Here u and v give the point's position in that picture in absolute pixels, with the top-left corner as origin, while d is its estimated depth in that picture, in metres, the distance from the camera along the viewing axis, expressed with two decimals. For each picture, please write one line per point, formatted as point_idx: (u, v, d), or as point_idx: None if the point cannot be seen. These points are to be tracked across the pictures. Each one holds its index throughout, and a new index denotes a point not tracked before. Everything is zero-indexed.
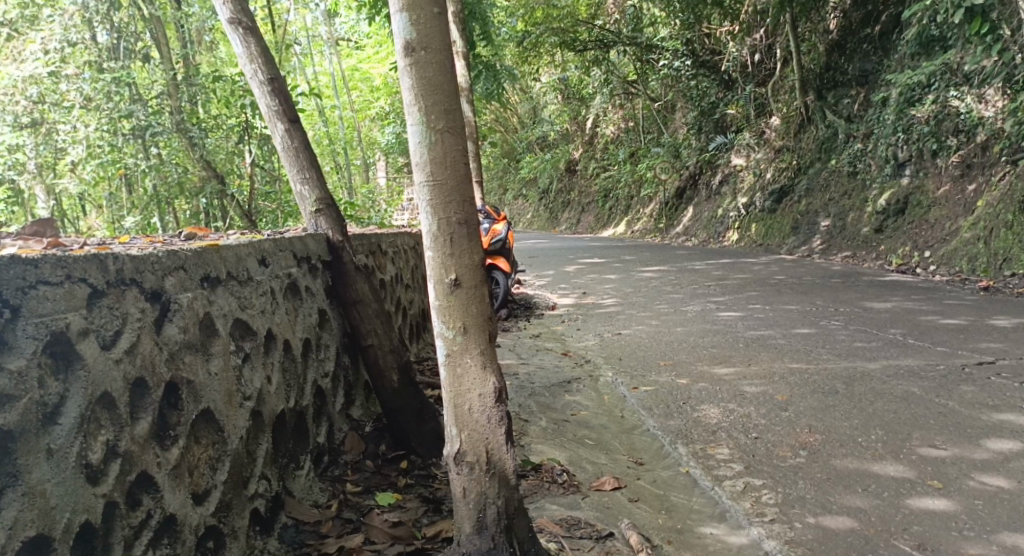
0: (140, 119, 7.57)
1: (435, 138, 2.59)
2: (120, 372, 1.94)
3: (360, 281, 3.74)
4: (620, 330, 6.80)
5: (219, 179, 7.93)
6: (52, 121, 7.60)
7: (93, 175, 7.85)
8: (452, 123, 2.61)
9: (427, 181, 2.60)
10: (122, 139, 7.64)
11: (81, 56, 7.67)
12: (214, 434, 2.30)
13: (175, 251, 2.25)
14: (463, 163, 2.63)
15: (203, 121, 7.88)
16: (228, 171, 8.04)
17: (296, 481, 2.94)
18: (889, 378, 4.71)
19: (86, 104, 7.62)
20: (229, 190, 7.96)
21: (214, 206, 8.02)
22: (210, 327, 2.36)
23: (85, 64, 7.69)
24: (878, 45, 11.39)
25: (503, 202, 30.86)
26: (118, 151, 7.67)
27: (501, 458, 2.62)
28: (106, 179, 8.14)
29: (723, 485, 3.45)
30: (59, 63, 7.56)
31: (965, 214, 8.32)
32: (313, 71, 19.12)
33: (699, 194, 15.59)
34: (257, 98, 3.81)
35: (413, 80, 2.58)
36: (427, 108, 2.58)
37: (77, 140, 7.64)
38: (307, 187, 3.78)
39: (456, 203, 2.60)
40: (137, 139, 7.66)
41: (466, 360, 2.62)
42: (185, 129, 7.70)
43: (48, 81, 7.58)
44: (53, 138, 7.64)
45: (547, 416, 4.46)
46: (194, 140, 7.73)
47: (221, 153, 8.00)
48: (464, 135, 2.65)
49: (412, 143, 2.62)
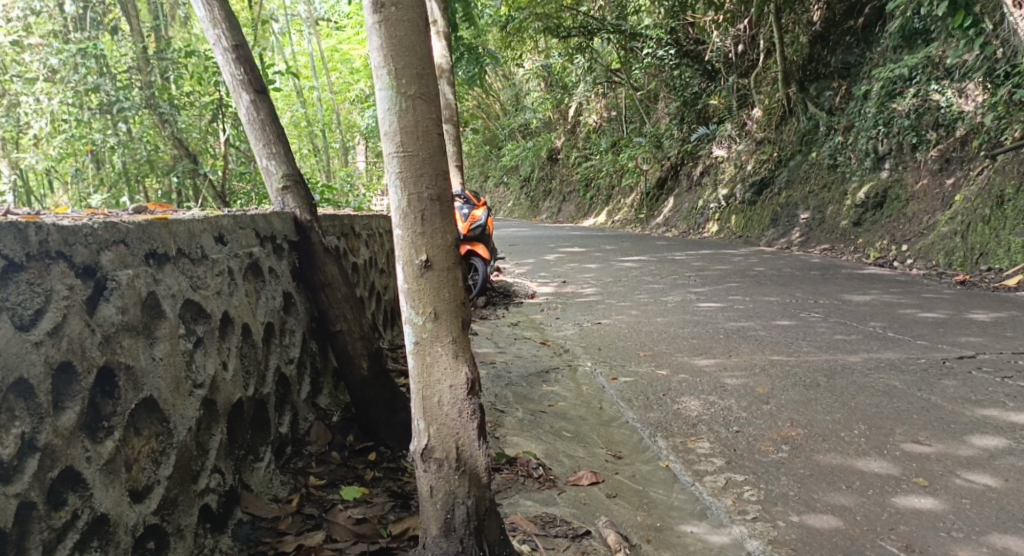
0: (107, 93, 7.23)
1: (405, 104, 2.40)
2: (41, 356, 1.74)
3: (329, 263, 3.54)
4: (599, 320, 6.65)
5: (191, 158, 7.68)
6: (15, 92, 7.44)
7: (58, 150, 7.53)
8: (425, 89, 2.42)
9: (397, 152, 2.41)
10: (88, 113, 7.24)
11: (45, 25, 7.54)
12: (158, 425, 2.10)
13: (116, 223, 2.05)
14: (436, 134, 2.44)
15: (176, 98, 7.58)
16: (202, 151, 7.77)
17: (255, 474, 2.75)
18: (871, 371, 4.59)
19: (52, 77, 7.31)
20: (202, 169, 7.62)
21: (186, 186, 7.68)
22: (156, 307, 2.16)
23: (48, 34, 7.54)
24: (860, 38, 11.29)
25: (484, 190, 30.60)
26: (85, 126, 7.27)
27: (472, 455, 2.45)
28: (74, 154, 7.70)
29: (703, 481, 3.29)
30: (21, 32, 7.38)
31: (943, 208, 8.25)
32: (291, 51, 18.95)
33: (680, 185, 15.48)
34: (221, 67, 3.61)
35: (382, 41, 2.39)
36: (397, 72, 2.39)
37: (41, 113, 7.32)
38: (274, 161, 3.58)
39: (428, 177, 2.42)
40: (104, 114, 7.30)
41: (436, 348, 2.44)
42: (156, 105, 7.41)
43: (10, 50, 7.37)
44: (16, 111, 7.46)
45: (523, 406, 4.30)
46: (165, 117, 7.41)
47: (194, 132, 7.69)
48: (438, 102, 2.46)
49: (379, 110, 2.43)
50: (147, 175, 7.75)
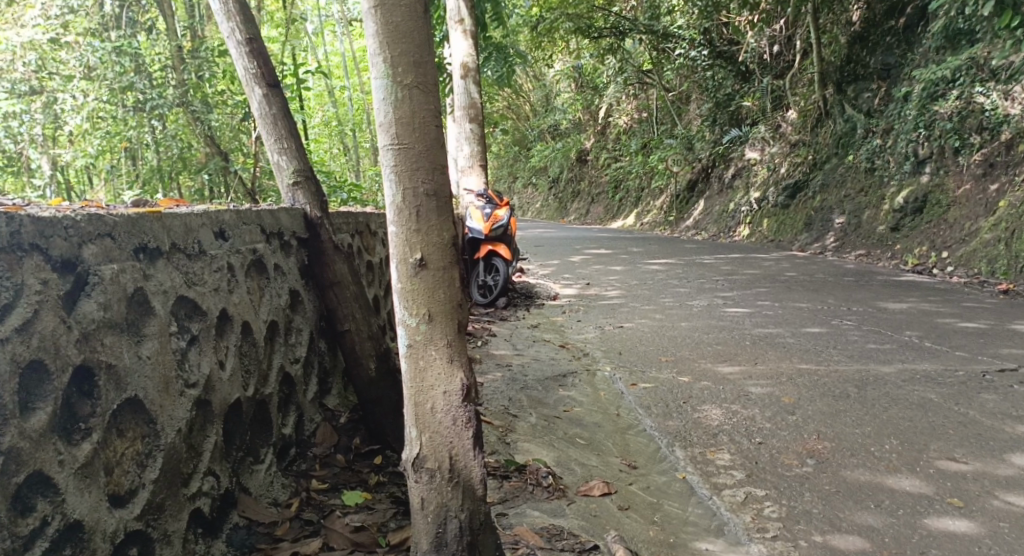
0: (141, 91, 7.18)
1: (401, 94, 2.42)
2: (7, 353, 1.68)
3: (339, 261, 3.44)
4: (622, 323, 6.52)
5: (223, 155, 7.59)
6: (53, 89, 7.19)
7: (97, 147, 7.52)
8: (421, 79, 2.43)
9: (392, 144, 2.43)
10: (122, 111, 7.26)
11: (81, 24, 7.28)
12: (144, 427, 2.05)
13: (103, 215, 2.00)
14: (433, 125, 2.45)
15: (209, 96, 7.48)
16: (233, 148, 7.70)
17: (254, 476, 2.66)
18: (905, 383, 4.40)
19: (89, 74, 7.22)
20: (232, 167, 7.51)
21: (218, 183, 7.60)
22: (144, 304, 2.11)
23: (86, 32, 7.31)
24: (902, 38, 11.00)
25: (513, 190, 30.51)
26: (120, 123, 7.29)
27: (465, 466, 2.45)
28: (111, 150, 7.65)
29: (722, 495, 3.16)
30: (59, 30, 7.15)
31: (985, 214, 8.00)
32: (324, 50, 19.05)
33: (711, 187, 15.24)
34: (234, 60, 3.54)
35: (378, 26, 2.41)
36: (393, 60, 2.41)
37: (79, 110, 7.24)
38: (285, 157, 3.51)
39: (423, 171, 2.43)
40: (138, 112, 7.24)
41: (430, 352, 2.44)
42: (189, 102, 7.29)
43: (47, 47, 7.16)
44: (54, 108, 7.19)
45: (538, 411, 4.19)
46: (196, 115, 7.32)
47: (226, 130, 7.65)
48: (435, 92, 2.47)
49: (376, 100, 2.45)
50: (180, 173, 7.64)
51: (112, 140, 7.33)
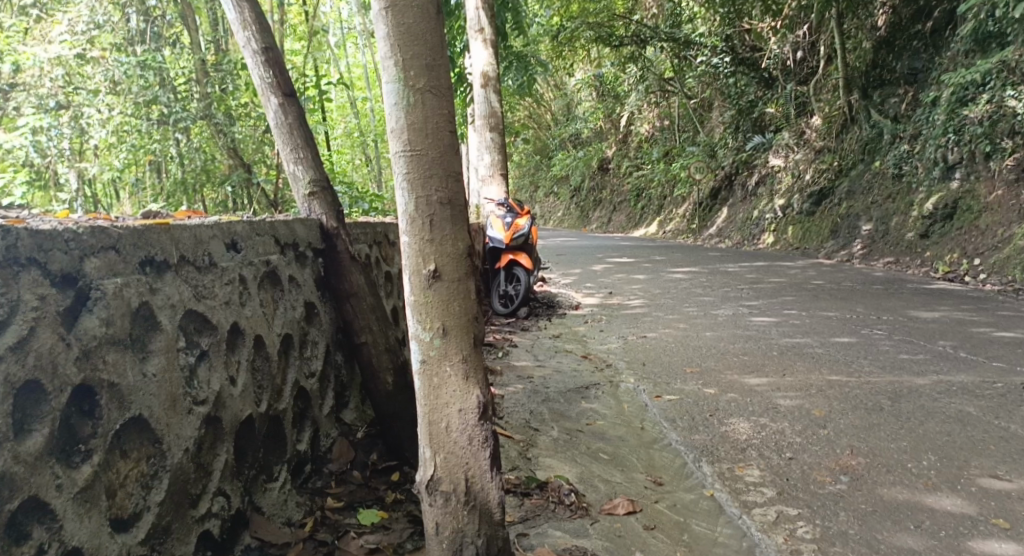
0: (165, 105, 7.14)
1: (414, 99, 2.35)
2: (2, 373, 1.67)
3: (356, 272, 3.36)
4: (645, 333, 6.40)
5: (246, 167, 7.56)
6: (79, 104, 7.05)
7: (122, 161, 7.53)
8: (435, 82, 2.37)
9: (404, 151, 2.37)
10: (147, 124, 7.24)
11: (106, 39, 7.23)
12: (150, 447, 2.04)
13: (106, 228, 1.99)
14: (447, 130, 2.38)
15: (233, 109, 7.47)
16: (256, 160, 7.64)
17: (267, 495, 2.58)
18: (941, 395, 4.25)
19: (115, 89, 7.17)
20: (256, 179, 7.55)
21: (241, 194, 7.61)
22: (150, 319, 2.08)
23: (111, 47, 7.28)
24: (929, 42, 10.79)
25: (534, 199, 30.41)
26: (146, 136, 7.31)
27: (482, 487, 2.38)
28: (137, 164, 7.66)
29: (752, 514, 3.03)
30: (86, 46, 7.10)
31: (1019, 220, 7.81)
32: (346, 63, 19.16)
33: (735, 195, 15.06)
34: (249, 70, 3.49)
35: (389, 28, 2.34)
36: (404, 62, 2.34)
37: (105, 125, 7.16)
38: (301, 166, 3.43)
39: (437, 179, 2.36)
40: (162, 125, 7.25)
41: (446, 368, 2.37)
42: (212, 115, 7.28)
43: (73, 63, 7.07)
44: (82, 123, 7.05)
45: (559, 425, 4.08)
46: (221, 128, 7.30)
47: (250, 143, 7.60)
48: (448, 95, 2.40)
49: (388, 105, 2.38)
50: (204, 186, 7.51)
51: (137, 153, 7.34)
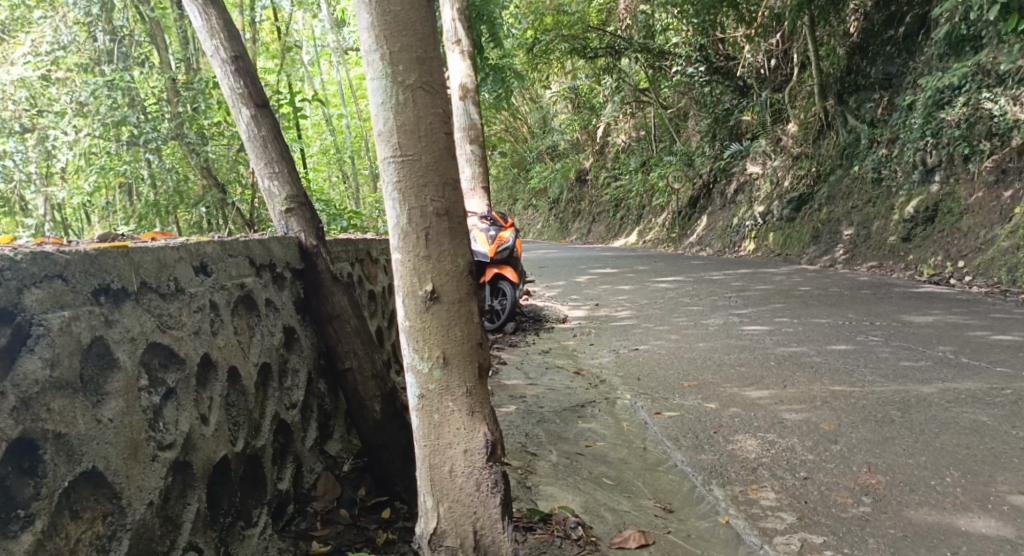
0: (134, 125, 6.75)
1: (404, 97, 2.24)
2: None
3: (339, 293, 3.11)
4: (637, 346, 6.18)
5: (221, 188, 7.12)
6: (43, 126, 7.04)
7: (93, 185, 7.00)
8: (426, 78, 2.26)
9: (395, 155, 2.26)
10: (116, 146, 6.84)
11: (72, 59, 6.89)
12: (106, 503, 1.80)
13: (53, 254, 1.77)
14: (441, 131, 2.28)
15: (206, 129, 6.99)
16: (232, 180, 7.15)
17: (246, 544, 2.32)
18: (950, 405, 4.06)
19: (82, 110, 6.91)
20: (231, 199, 7.14)
21: (215, 215, 7.22)
22: (105, 356, 1.86)
23: (78, 68, 6.93)
24: (902, 47, 10.71)
25: (513, 212, 30.27)
26: (115, 158, 6.84)
27: (491, 534, 2.30)
28: (108, 188, 7.18)
29: (774, 544, 2.83)
30: (49, 67, 6.93)
31: (1001, 221, 7.68)
32: (320, 81, 18.82)
33: (714, 203, 14.93)
34: (219, 81, 3.26)
35: (374, 19, 2.24)
36: (392, 56, 2.23)
37: (72, 147, 6.94)
38: (276, 182, 3.20)
39: (431, 186, 2.26)
40: (133, 145, 6.81)
41: (448, 404, 2.28)
42: (184, 134, 6.89)
43: (37, 84, 7.04)
44: (45, 144, 7.06)
45: (557, 447, 3.85)
46: (192, 147, 6.90)
47: (224, 162, 7.07)
48: (439, 91, 2.29)
49: (375, 104, 2.27)
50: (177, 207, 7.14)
51: (107, 175, 6.85)
